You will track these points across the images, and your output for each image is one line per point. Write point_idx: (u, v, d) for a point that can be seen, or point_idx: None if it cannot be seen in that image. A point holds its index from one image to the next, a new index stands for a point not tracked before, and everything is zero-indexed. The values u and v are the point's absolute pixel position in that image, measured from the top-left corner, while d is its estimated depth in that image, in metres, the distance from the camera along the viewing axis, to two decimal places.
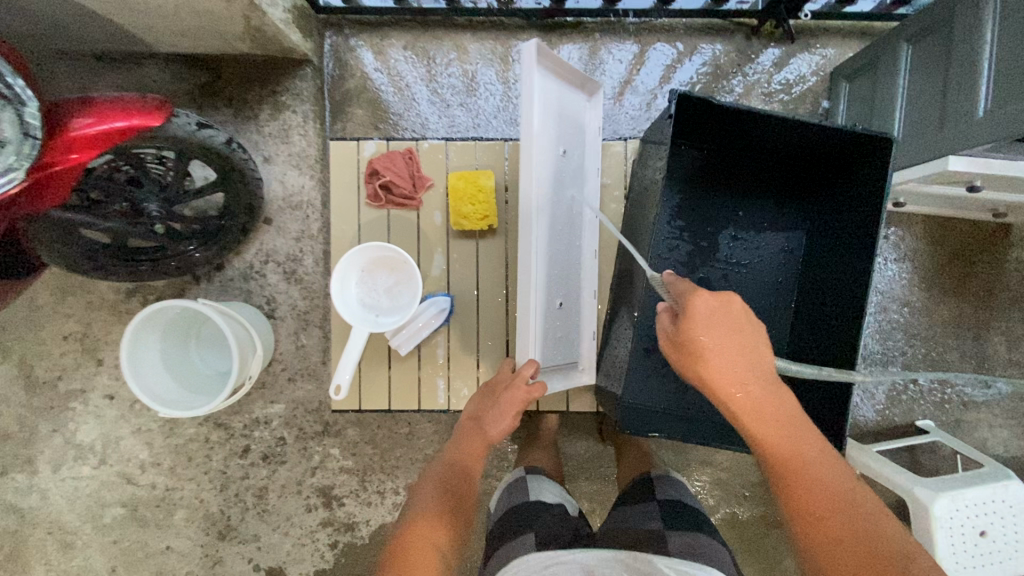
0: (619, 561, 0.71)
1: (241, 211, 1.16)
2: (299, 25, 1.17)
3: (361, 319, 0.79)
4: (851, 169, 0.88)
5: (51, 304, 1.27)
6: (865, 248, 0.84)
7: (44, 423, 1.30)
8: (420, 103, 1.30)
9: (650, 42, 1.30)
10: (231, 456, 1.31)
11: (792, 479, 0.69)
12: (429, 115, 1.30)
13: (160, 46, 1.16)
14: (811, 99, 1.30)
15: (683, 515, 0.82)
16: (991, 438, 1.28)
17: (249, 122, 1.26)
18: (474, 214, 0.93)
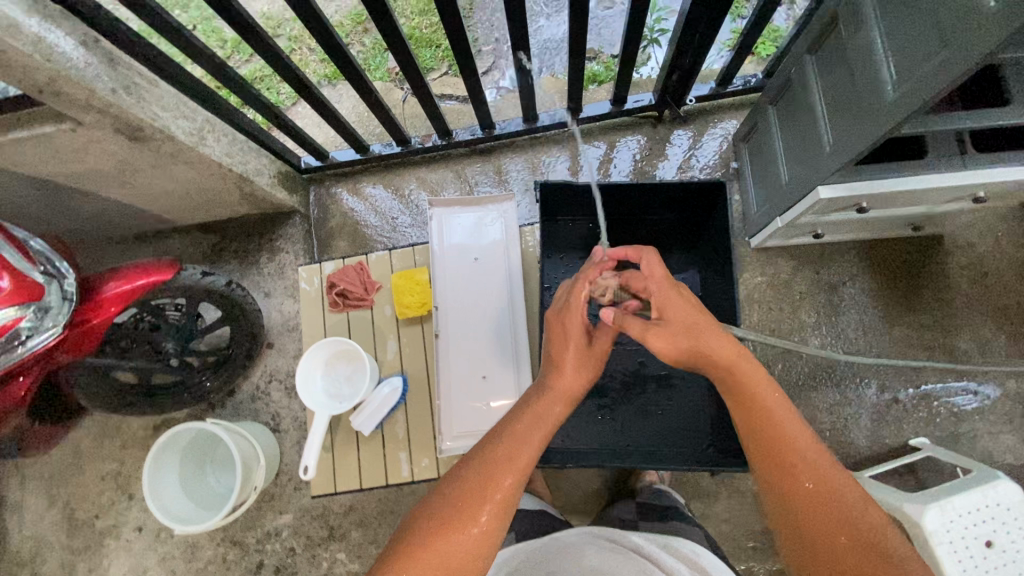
0: (589, 534, 0.84)
1: (245, 338, 1.36)
2: (285, 185, 1.46)
3: (324, 406, 0.92)
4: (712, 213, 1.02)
5: (91, 448, 1.45)
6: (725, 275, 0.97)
7: (82, 563, 1.41)
8: (403, 227, 1.55)
9: (573, 145, 1.54)
10: (247, 573, 1.37)
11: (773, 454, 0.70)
12: (410, 232, 1.54)
13: (179, 219, 1.46)
14: (722, 163, 1.48)
15: (654, 510, 1.00)
16: (995, 447, 1.25)
17: (252, 267, 1.51)
18: (415, 303, 1.00)
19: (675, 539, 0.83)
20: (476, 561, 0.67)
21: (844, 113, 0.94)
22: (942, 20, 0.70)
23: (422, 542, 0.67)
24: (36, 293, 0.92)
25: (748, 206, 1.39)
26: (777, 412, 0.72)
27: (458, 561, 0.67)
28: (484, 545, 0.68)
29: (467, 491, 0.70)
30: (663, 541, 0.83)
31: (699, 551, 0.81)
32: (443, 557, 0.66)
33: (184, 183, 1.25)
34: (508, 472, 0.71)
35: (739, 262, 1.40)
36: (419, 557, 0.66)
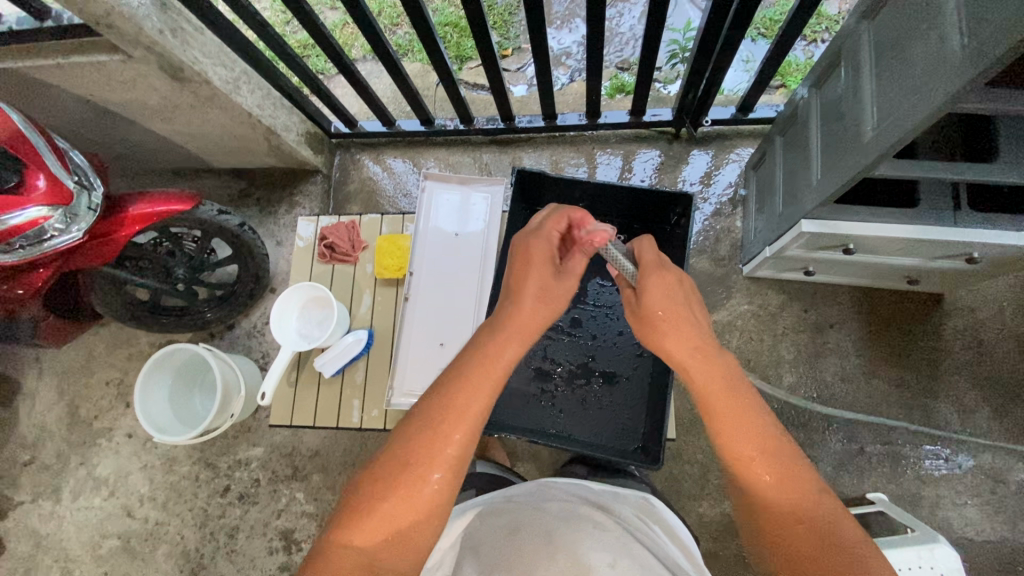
0: (536, 484, 0.86)
1: (249, 278, 1.45)
2: (311, 145, 1.56)
3: (290, 342, 1.00)
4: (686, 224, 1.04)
5: (103, 355, 1.59)
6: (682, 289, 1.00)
7: (75, 456, 1.56)
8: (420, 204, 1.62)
9: (589, 150, 1.58)
10: (213, 494, 1.48)
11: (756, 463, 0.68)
12: None
13: (213, 161, 1.59)
14: (731, 187, 1.49)
15: None
16: (956, 517, 1.22)
17: (270, 216, 1.63)
18: (394, 267, 1.08)
19: (624, 489, 0.88)
20: (431, 519, 0.65)
21: (834, 150, 0.96)
22: (919, 69, 0.72)
23: (368, 504, 0.65)
24: (70, 199, 1.05)
25: (747, 233, 1.40)
26: (742, 412, 0.70)
27: (412, 520, 0.64)
28: (438, 499, 0.66)
29: (413, 451, 0.66)
30: (614, 489, 0.88)
31: (641, 493, 0.86)
32: (392, 518, 0.64)
33: (219, 128, 1.36)
34: (456, 426, 0.67)
35: (727, 287, 1.40)
36: (365, 519, 0.64)
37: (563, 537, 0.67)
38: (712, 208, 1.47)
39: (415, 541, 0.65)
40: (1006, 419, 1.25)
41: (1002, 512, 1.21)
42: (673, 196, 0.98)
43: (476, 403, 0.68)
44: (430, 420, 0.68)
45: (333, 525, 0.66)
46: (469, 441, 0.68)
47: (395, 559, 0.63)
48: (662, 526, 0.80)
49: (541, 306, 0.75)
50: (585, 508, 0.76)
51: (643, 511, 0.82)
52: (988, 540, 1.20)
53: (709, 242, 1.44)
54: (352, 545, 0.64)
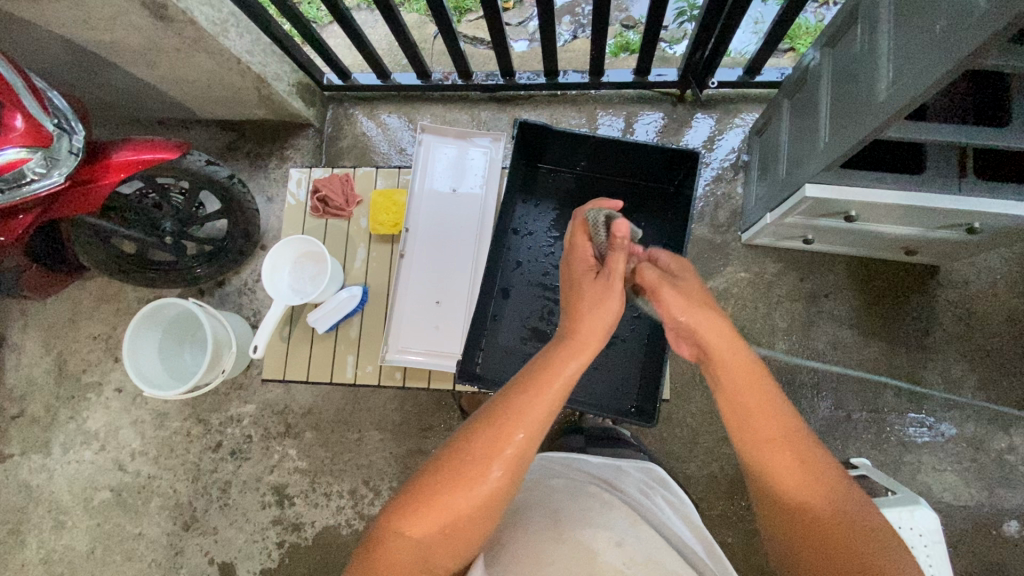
0: (542, 460, 0.88)
1: (239, 234, 1.41)
2: (303, 96, 1.50)
3: (282, 296, 0.98)
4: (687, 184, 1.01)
5: (90, 309, 1.56)
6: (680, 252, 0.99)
7: (64, 410, 1.54)
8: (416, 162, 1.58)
9: (590, 110, 1.53)
10: (206, 450, 1.49)
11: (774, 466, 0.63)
12: None
13: (200, 111, 1.53)
14: (734, 153, 1.46)
15: (603, 439, 1.04)
16: (935, 483, 1.25)
17: (260, 170, 1.58)
18: (389, 222, 1.05)
19: (622, 463, 0.88)
20: (484, 515, 0.63)
21: (845, 113, 0.94)
22: (941, 25, 0.69)
23: (427, 496, 0.62)
24: (49, 142, 1.01)
25: (747, 200, 1.38)
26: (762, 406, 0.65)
27: (467, 517, 0.62)
28: (491, 499, 0.63)
29: (475, 447, 0.64)
30: (615, 465, 0.87)
31: (644, 467, 0.89)
32: (449, 514, 0.62)
33: (206, 74, 1.31)
34: (520, 428, 0.64)
35: (725, 254, 1.40)
36: (420, 511, 0.62)
37: (573, 518, 0.68)
38: (714, 172, 1.45)
39: (466, 536, 0.63)
40: (991, 389, 1.27)
41: (981, 479, 1.24)
42: (676, 154, 0.95)
43: (543, 407, 0.65)
44: (493, 419, 0.64)
45: (388, 512, 0.63)
46: (532, 445, 0.65)
47: (447, 549, 0.62)
48: (662, 502, 0.80)
49: (601, 312, 0.71)
50: (592, 487, 0.76)
51: (644, 487, 0.82)
52: (966, 505, 1.23)
53: (709, 208, 1.43)
54: (408, 534, 0.62)
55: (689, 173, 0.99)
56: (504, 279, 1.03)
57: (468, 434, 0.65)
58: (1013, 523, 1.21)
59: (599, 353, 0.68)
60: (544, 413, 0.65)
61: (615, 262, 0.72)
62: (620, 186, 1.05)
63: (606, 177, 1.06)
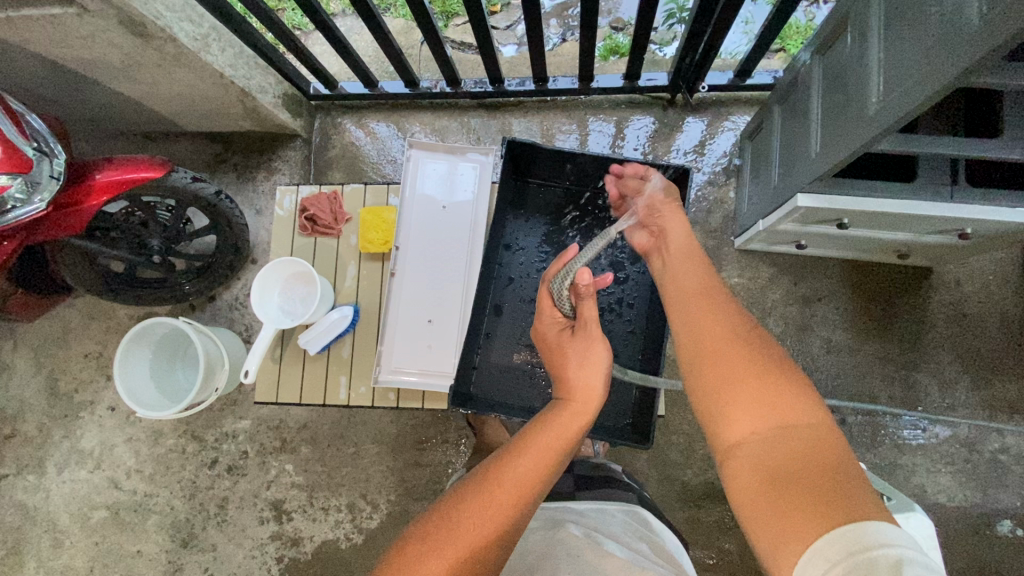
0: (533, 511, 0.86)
1: (228, 249, 1.40)
2: (289, 107, 1.48)
3: (272, 319, 0.96)
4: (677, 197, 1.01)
5: (80, 327, 1.55)
6: None
7: (58, 429, 1.53)
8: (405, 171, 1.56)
9: (581, 116, 1.52)
10: (202, 466, 1.48)
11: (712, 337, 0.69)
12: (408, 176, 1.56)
13: (186, 124, 1.50)
14: (726, 157, 1.45)
15: (595, 479, 0.93)
16: (930, 485, 1.26)
17: (248, 183, 1.56)
18: (380, 240, 1.04)
19: (607, 505, 0.85)
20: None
21: (836, 122, 0.93)
22: (932, 37, 0.68)
23: (411, 561, 0.59)
24: (29, 168, 0.99)
25: (740, 205, 1.38)
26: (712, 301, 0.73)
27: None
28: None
29: (465, 513, 0.62)
30: (599, 509, 0.84)
31: (632, 509, 0.84)
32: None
33: (189, 88, 1.29)
34: (512, 492, 0.63)
35: (718, 259, 1.39)
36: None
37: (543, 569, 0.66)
38: (706, 177, 1.44)
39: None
40: (983, 390, 1.28)
41: (976, 480, 1.25)
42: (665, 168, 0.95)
43: (536, 469, 0.65)
44: (487, 484, 0.64)
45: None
46: (521, 519, 0.63)
47: None
48: (647, 542, 0.76)
49: (587, 372, 0.77)
50: (569, 532, 0.74)
51: (628, 528, 0.79)
52: (961, 506, 1.24)
53: (701, 213, 1.42)
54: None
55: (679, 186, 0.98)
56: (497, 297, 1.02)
57: (458, 500, 0.64)
58: (1006, 523, 1.22)
59: (588, 426, 0.70)
60: (538, 479, 0.65)
61: (586, 310, 0.83)
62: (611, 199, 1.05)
63: (596, 190, 1.05)
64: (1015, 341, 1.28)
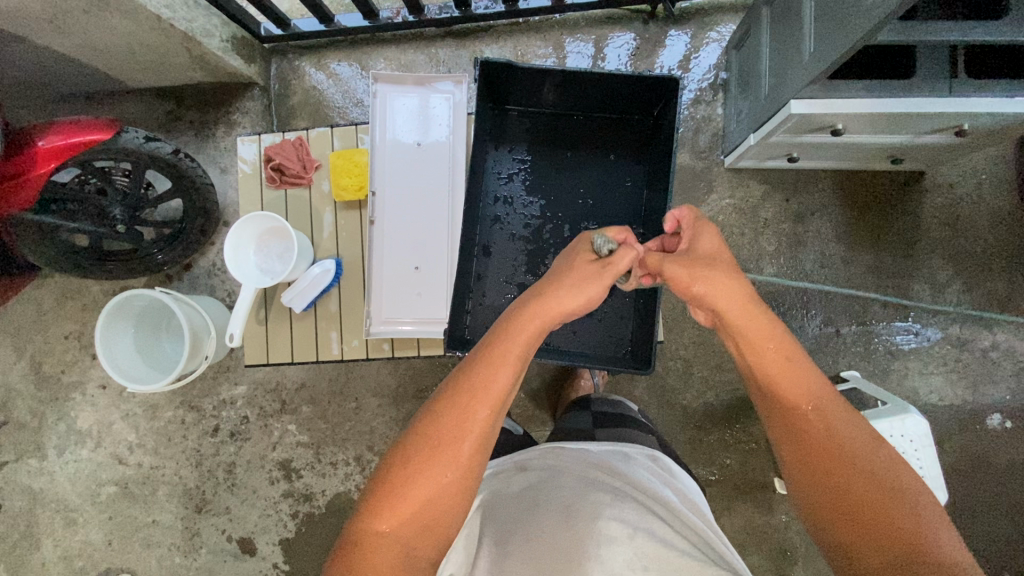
0: (546, 449, 0.78)
1: (197, 213, 1.32)
2: (240, 52, 1.36)
3: (250, 279, 0.92)
4: (666, 111, 0.92)
5: (55, 308, 1.50)
6: (658, 185, 0.93)
7: (51, 413, 1.51)
8: None
9: (559, 38, 1.42)
10: (204, 435, 1.48)
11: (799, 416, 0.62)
12: None
13: (130, 80, 1.39)
14: (711, 70, 1.37)
15: (613, 418, 0.96)
16: (922, 386, 1.29)
17: (208, 140, 1.46)
18: (353, 186, 0.97)
19: (626, 445, 0.82)
20: (458, 500, 0.63)
21: (830, 17, 0.86)
22: None
23: (396, 490, 0.61)
24: None
25: (729, 122, 1.32)
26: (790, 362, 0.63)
27: (443, 503, 0.62)
28: (462, 483, 0.62)
29: (441, 432, 0.62)
30: (620, 450, 0.79)
31: (648, 453, 0.82)
32: (422, 503, 0.61)
33: (124, 38, 1.17)
34: (483, 403, 0.63)
35: (708, 181, 1.35)
36: (397, 508, 0.60)
37: (581, 503, 0.63)
38: (692, 94, 1.37)
39: (445, 522, 0.62)
40: (974, 291, 1.28)
41: (965, 377, 1.28)
42: (649, 80, 0.87)
43: (504, 377, 0.64)
44: (457, 399, 0.63)
45: (362, 511, 0.62)
46: (497, 420, 0.64)
47: (430, 537, 0.62)
48: (671, 488, 0.73)
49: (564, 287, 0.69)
50: (597, 473, 0.71)
51: (652, 473, 0.75)
52: (952, 404, 1.28)
53: (688, 134, 1.37)
54: (389, 531, 0.60)
55: (665, 100, 0.90)
56: (484, 235, 0.97)
57: (432, 416, 0.64)
58: (995, 416, 1.27)
59: (553, 324, 0.67)
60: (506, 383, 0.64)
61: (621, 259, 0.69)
62: (595, 122, 0.98)
63: (578, 113, 0.97)
64: (1006, 239, 1.28)
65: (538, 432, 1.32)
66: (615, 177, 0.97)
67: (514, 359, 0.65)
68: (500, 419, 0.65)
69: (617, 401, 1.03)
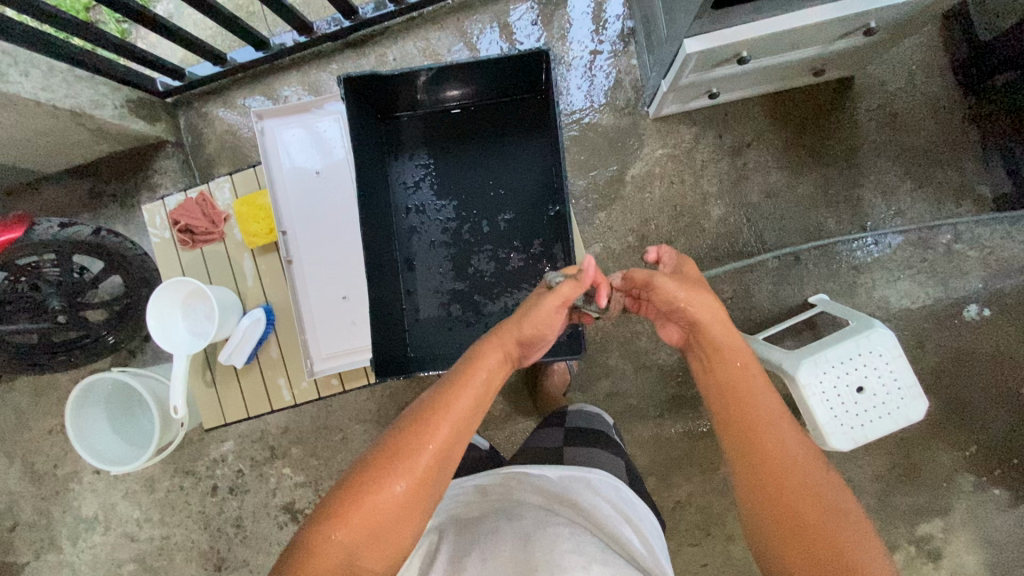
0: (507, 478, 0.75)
1: (139, 284, 1.30)
2: (141, 114, 1.33)
3: (181, 347, 0.91)
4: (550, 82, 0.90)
5: (32, 406, 1.50)
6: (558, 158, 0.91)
7: (54, 507, 1.52)
8: None
9: (458, 23, 1.37)
10: (205, 496, 1.49)
11: (750, 423, 0.64)
12: None
13: (41, 167, 1.36)
14: (617, 21, 1.32)
15: (583, 436, 0.93)
16: (893, 294, 1.26)
17: (134, 209, 1.44)
18: (263, 230, 0.95)
19: (590, 471, 0.77)
20: (409, 516, 0.58)
21: None
22: None
23: (350, 495, 0.57)
24: None
25: (644, 71, 1.28)
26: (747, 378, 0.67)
27: (394, 519, 0.57)
28: (416, 500, 0.58)
29: (402, 441, 0.59)
30: (583, 478, 0.75)
31: (610, 481, 0.77)
32: (373, 513, 0.56)
33: (13, 128, 1.15)
34: (444, 418, 0.61)
35: (638, 135, 1.31)
36: (348, 515, 0.56)
37: (537, 546, 0.58)
38: (603, 50, 1.32)
39: (392, 539, 0.57)
40: (927, 186, 1.25)
41: (934, 276, 1.25)
42: (520, 58, 0.84)
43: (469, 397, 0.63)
44: (422, 414, 0.61)
45: (313, 517, 0.57)
46: (458, 442, 0.61)
47: (375, 554, 0.57)
48: (630, 526, 0.69)
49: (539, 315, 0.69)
50: (558, 513, 0.65)
51: (614, 509, 0.71)
52: (927, 305, 1.25)
53: (608, 91, 1.32)
54: (336, 539, 0.56)
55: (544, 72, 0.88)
56: (404, 250, 0.96)
57: (395, 428, 0.61)
58: (972, 307, 1.24)
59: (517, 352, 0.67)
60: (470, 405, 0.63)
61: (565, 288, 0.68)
62: (485, 108, 0.95)
63: (464, 106, 0.95)
64: (948, 127, 1.24)
65: (523, 422, 1.32)
66: (521, 161, 0.95)
67: (479, 385, 0.64)
68: (462, 441, 0.62)
69: (592, 415, 1.00)
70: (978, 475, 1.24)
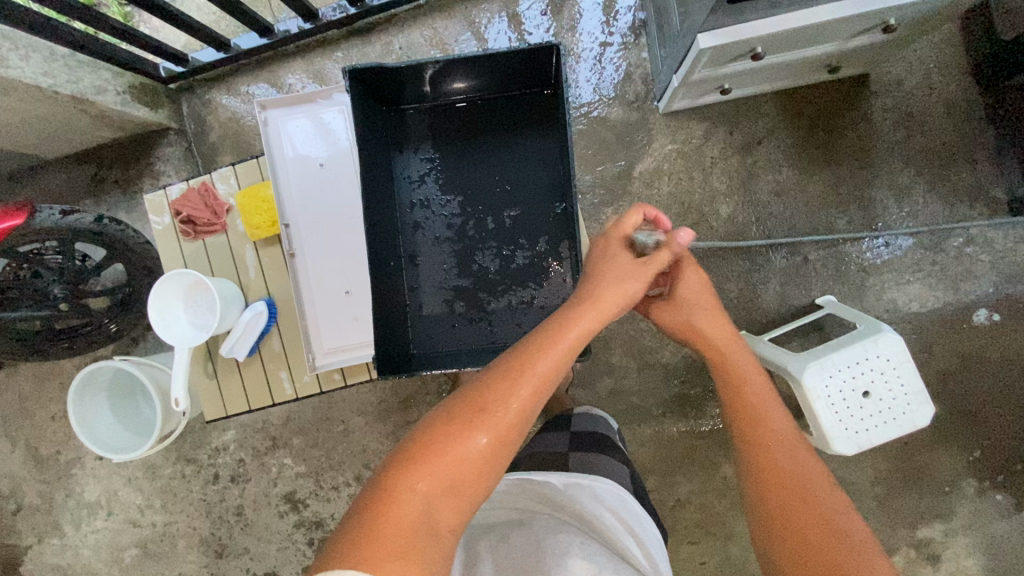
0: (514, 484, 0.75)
1: (142, 273, 1.30)
2: (144, 100, 1.32)
3: (183, 339, 0.90)
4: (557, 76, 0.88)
5: (35, 392, 1.50)
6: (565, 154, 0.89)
7: (58, 492, 1.54)
8: None
9: (465, 12, 1.34)
10: (207, 484, 1.49)
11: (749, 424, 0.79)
12: None
13: (43, 153, 1.35)
14: (628, 12, 1.29)
15: (590, 442, 0.91)
16: (902, 297, 1.24)
17: (137, 196, 1.42)
18: (266, 223, 0.94)
19: (596, 480, 0.76)
20: (488, 471, 0.58)
21: None
22: None
23: (433, 444, 0.57)
24: None
25: (654, 64, 1.25)
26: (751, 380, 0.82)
27: (474, 472, 0.57)
28: (495, 456, 0.58)
29: (486, 395, 0.59)
30: (588, 485, 0.75)
31: (616, 488, 0.76)
32: (456, 464, 0.56)
33: (14, 113, 1.13)
34: (526, 377, 0.60)
35: (646, 130, 1.29)
36: (430, 463, 0.56)
37: (546, 561, 0.59)
38: (613, 43, 1.30)
39: (469, 492, 0.57)
40: (941, 188, 1.23)
41: (944, 279, 1.23)
42: (528, 51, 0.82)
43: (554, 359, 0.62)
44: (506, 371, 0.60)
45: (394, 465, 0.57)
46: (539, 404, 0.60)
47: (453, 507, 0.56)
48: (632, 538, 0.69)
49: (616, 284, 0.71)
50: (566, 524, 0.66)
51: (617, 519, 0.71)
52: (935, 308, 1.23)
53: (617, 85, 1.30)
54: (417, 489, 0.55)
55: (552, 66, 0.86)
56: (409, 245, 0.95)
57: (478, 384, 0.61)
58: (981, 312, 1.22)
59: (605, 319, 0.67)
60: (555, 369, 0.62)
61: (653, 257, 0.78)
62: (492, 101, 0.93)
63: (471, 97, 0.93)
64: (965, 127, 1.21)
65: None
66: (527, 157, 0.93)
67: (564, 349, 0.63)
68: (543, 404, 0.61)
69: (597, 418, 0.99)
70: (980, 480, 1.23)
